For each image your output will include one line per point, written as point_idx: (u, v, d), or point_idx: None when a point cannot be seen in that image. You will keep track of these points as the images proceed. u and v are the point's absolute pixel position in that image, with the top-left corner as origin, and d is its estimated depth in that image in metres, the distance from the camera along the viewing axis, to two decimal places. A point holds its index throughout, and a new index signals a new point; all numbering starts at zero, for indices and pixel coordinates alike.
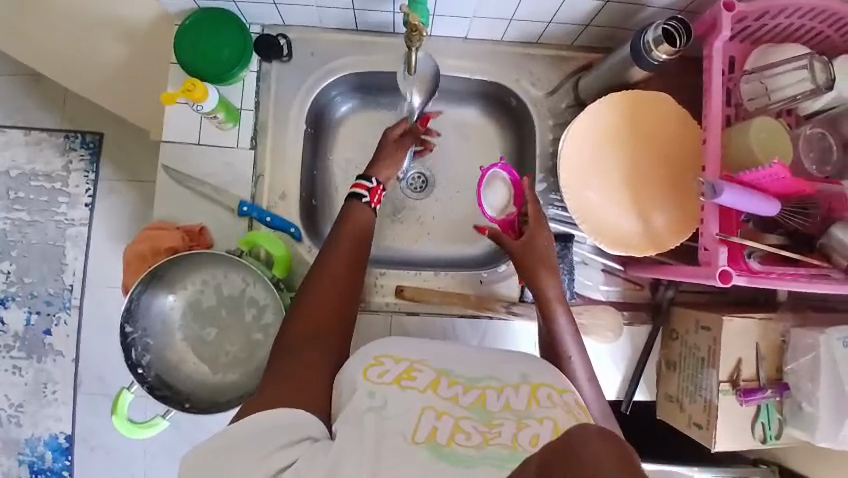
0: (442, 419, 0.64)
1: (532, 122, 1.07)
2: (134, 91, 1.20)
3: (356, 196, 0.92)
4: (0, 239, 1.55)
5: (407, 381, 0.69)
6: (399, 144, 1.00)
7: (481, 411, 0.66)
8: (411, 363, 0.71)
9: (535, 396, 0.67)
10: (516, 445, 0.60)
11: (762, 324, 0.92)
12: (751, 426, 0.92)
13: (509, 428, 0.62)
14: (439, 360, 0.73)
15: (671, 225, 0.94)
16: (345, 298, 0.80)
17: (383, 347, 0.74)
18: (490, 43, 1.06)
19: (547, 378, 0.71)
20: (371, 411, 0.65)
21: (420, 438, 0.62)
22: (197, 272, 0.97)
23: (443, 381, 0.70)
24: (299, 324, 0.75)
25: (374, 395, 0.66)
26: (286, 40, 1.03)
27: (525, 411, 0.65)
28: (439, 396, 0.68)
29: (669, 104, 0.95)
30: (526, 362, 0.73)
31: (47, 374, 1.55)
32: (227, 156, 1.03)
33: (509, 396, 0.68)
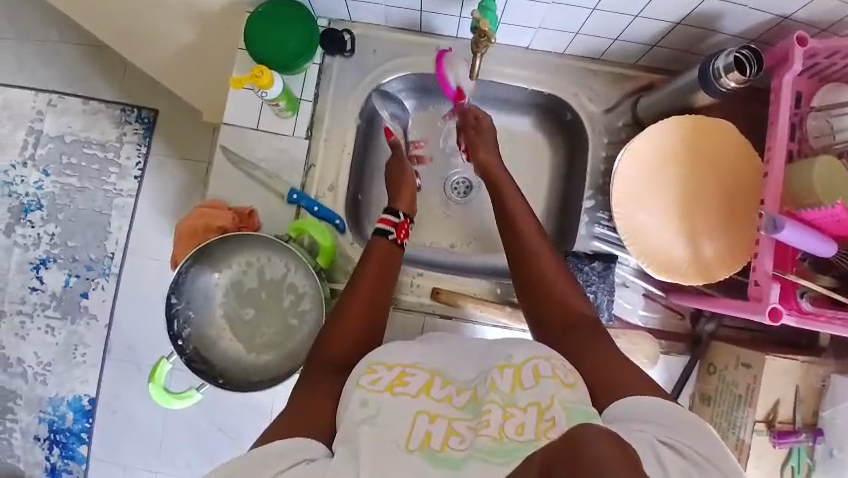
0: (435, 422, 0.68)
1: (586, 137, 1.06)
2: (199, 72, 1.24)
3: (383, 232, 0.90)
4: (50, 202, 1.62)
5: (401, 387, 0.71)
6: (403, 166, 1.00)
7: (474, 407, 0.69)
8: (404, 368, 0.74)
9: (519, 378, 0.68)
10: (503, 436, 0.63)
11: (805, 366, 0.89)
12: (780, 469, 0.90)
13: (497, 416, 0.65)
14: (431, 362, 0.76)
15: (720, 255, 0.93)
16: (377, 302, 0.85)
17: (381, 352, 0.76)
18: (551, 55, 1.06)
19: (533, 351, 0.71)
20: (365, 422, 0.67)
21: (414, 445, 0.66)
22: (242, 252, 0.99)
23: (436, 381, 0.73)
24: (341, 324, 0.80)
25: (367, 405, 0.69)
26: (351, 36, 1.05)
27: (510, 396, 0.66)
28: (432, 398, 0.71)
29: (730, 132, 0.94)
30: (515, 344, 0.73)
31: (79, 336, 1.60)
32: (281, 142, 1.05)
33: (495, 378, 0.69)
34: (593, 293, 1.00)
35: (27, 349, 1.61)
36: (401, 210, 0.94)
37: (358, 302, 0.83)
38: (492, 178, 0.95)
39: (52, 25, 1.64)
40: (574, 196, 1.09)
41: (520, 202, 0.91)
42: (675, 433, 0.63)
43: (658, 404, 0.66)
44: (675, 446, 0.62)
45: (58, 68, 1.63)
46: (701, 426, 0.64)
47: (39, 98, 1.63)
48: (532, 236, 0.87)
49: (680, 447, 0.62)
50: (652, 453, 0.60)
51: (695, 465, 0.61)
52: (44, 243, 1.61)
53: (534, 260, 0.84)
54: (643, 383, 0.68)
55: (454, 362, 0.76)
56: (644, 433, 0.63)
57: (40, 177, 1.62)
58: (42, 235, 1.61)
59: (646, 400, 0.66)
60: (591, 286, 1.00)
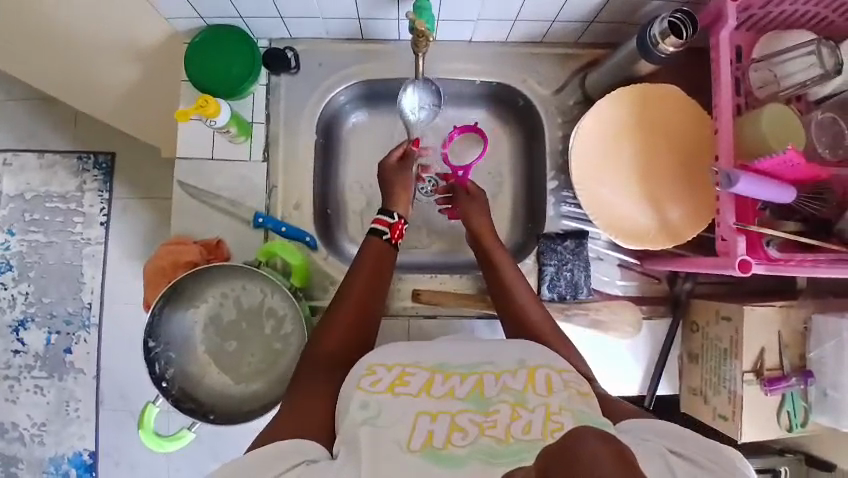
0: (437, 420, 0.67)
1: (541, 120, 1.07)
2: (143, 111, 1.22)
3: (378, 233, 0.92)
4: (19, 261, 1.58)
5: (402, 387, 0.71)
6: (399, 167, 1.00)
7: (479, 401, 0.70)
8: (404, 368, 0.74)
9: (532, 380, 0.72)
10: (509, 436, 0.65)
11: (783, 311, 0.91)
12: (776, 416, 0.92)
13: (505, 415, 0.67)
14: (432, 359, 0.76)
15: (685, 218, 0.95)
16: (382, 281, 0.89)
17: (379, 355, 0.76)
18: (495, 45, 1.07)
19: (544, 361, 0.75)
20: (365, 423, 0.67)
21: (415, 445, 0.65)
22: (215, 285, 0.98)
23: (437, 378, 0.73)
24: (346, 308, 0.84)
25: (367, 406, 0.69)
26: (293, 53, 1.05)
27: (522, 394, 0.69)
28: (432, 397, 0.70)
29: (677, 96, 0.96)
30: (493, 355, 0.77)
31: (69, 392, 1.57)
32: (241, 168, 1.04)
33: (507, 381, 0.72)
34: (570, 270, 1.02)
35: (20, 413, 1.57)
36: (397, 210, 0.96)
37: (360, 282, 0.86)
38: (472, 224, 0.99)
39: None
40: (538, 179, 1.10)
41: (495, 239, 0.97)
42: (676, 443, 0.65)
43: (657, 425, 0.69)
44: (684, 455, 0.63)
45: (7, 125, 1.60)
46: (702, 439, 0.65)
47: None
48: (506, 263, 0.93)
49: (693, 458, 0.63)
50: (660, 459, 0.61)
51: (706, 470, 0.61)
52: (20, 304, 1.58)
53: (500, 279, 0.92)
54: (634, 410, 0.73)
55: (455, 358, 0.77)
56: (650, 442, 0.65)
57: (5, 236, 1.58)
58: (16, 296, 1.58)
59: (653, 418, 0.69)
60: (566, 264, 1.02)
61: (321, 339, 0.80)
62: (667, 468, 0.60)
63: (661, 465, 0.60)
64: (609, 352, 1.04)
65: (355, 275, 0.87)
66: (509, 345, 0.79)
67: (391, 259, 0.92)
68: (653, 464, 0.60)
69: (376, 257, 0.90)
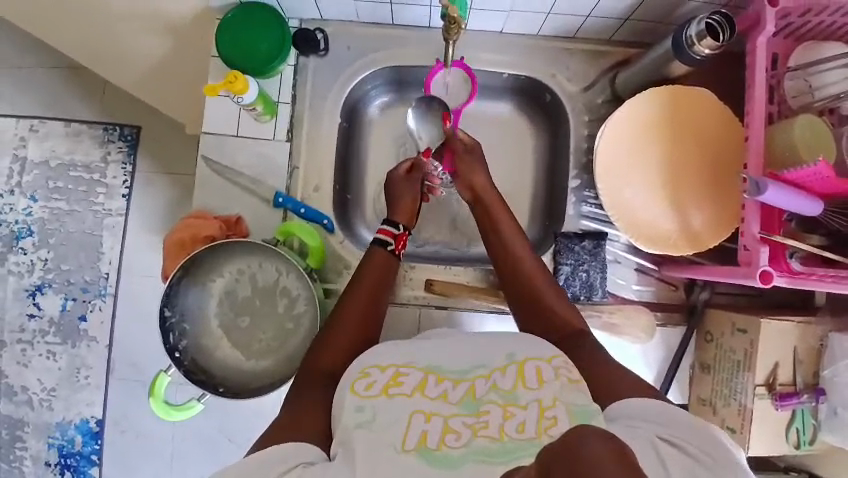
0: (431, 421, 0.68)
1: (566, 117, 1.06)
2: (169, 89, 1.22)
3: (383, 243, 0.91)
4: (40, 227, 1.61)
5: (395, 387, 0.71)
6: (409, 180, 0.97)
7: (470, 403, 0.69)
8: (397, 368, 0.74)
9: (522, 375, 0.71)
10: (503, 435, 0.65)
11: (801, 327, 0.90)
12: (785, 432, 0.91)
13: (496, 416, 0.67)
14: (426, 358, 0.76)
15: (709, 225, 0.93)
16: (385, 279, 0.88)
17: (373, 356, 0.76)
18: (526, 38, 1.06)
19: (535, 352, 0.74)
20: (360, 427, 0.68)
21: (410, 445, 0.66)
22: (232, 261, 0.99)
23: (430, 379, 0.72)
24: (355, 301, 0.85)
25: (362, 410, 0.69)
26: (323, 35, 1.05)
27: (511, 394, 0.69)
28: (427, 397, 0.70)
29: (709, 101, 0.94)
30: (508, 341, 0.77)
31: (81, 359, 1.59)
32: (263, 147, 1.04)
33: (496, 379, 0.71)
34: (586, 271, 1.01)
35: (31, 377, 1.60)
36: (402, 222, 0.95)
37: (370, 277, 0.87)
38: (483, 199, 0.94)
39: (27, 49, 1.63)
40: (560, 177, 1.09)
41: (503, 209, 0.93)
42: (673, 430, 0.64)
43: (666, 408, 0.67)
44: (676, 443, 0.63)
45: (37, 93, 1.62)
46: (703, 426, 0.64)
47: (21, 124, 1.62)
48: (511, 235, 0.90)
49: (684, 446, 0.63)
50: (653, 451, 0.62)
51: (697, 461, 0.61)
52: (38, 269, 1.61)
53: (508, 252, 0.89)
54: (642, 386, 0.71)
55: (451, 358, 0.76)
56: (639, 430, 0.64)
57: (28, 202, 1.61)
58: (35, 261, 1.61)
59: (649, 404, 0.67)
60: (583, 265, 1.01)
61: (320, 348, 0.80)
62: (658, 461, 0.61)
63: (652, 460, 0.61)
64: (620, 356, 1.03)
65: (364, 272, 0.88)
66: (507, 338, 0.77)
67: (392, 270, 0.90)
68: (647, 458, 0.61)
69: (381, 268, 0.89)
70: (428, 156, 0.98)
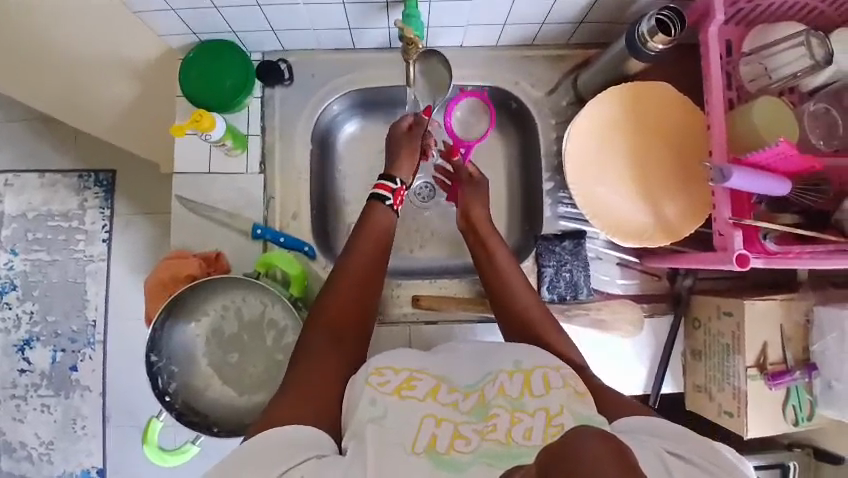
0: (441, 425, 0.67)
1: (534, 122, 1.08)
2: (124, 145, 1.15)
3: (380, 197, 0.93)
4: (23, 281, 1.59)
5: (408, 391, 0.71)
6: (410, 135, 1.00)
7: (480, 409, 0.69)
8: (411, 372, 0.73)
9: (529, 383, 0.71)
10: (509, 440, 0.65)
11: (785, 304, 0.91)
12: (782, 410, 0.91)
13: (504, 421, 0.67)
14: (438, 367, 0.75)
15: (683, 214, 0.94)
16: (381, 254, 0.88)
17: (386, 357, 0.75)
18: (487, 49, 1.08)
19: (542, 359, 0.74)
20: (372, 421, 0.67)
21: (420, 447, 0.65)
22: (215, 298, 0.98)
23: (443, 387, 0.72)
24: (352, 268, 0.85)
25: (375, 404, 0.68)
26: (287, 65, 1.05)
27: (518, 401, 0.69)
28: (438, 402, 0.70)
29: (668, 93, 0.96)
30: (490, 355, 0.76)
31: (76, 409, 1.57)
32: (238, 181, 1.04)
33: (505, 383, 0.71)
34: (569, 271, 1.02)
35: (28, 431, 1.57)
36: (399, 177, 0.97)
37: (364, 244, 0.87)
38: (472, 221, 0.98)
39: None
40: (534, 181, 1.10)
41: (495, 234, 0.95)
42: (673, 443, 0.65)
43: (659, 424, 0.68)
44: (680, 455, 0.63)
45: (8, 146, 1.61)
46: (703, 439, 0.66)
47: None
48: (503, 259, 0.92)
49: (687, 456, 0.63)
50: (656, 458, 0.62)
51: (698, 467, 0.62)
52: (25, 323, 1.58)
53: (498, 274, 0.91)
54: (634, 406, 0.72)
55: (460, 365, 0.76)
56: (648, 442, 0.64)
57: (9, 257, 1.59)
58: (21, 315, 1.58)
59: (658, 421, 0.68)
60: (565, 265, 1.02)
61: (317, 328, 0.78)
62: (666, 472, 0.60)
63: (657, 466, 0.61)
64: (611, 352, 1.03)
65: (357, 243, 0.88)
66: (510, 347, 0.78)
67: (392, 232, 0.91)
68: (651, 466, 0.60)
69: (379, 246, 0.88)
70: (429, 114, 1.02)
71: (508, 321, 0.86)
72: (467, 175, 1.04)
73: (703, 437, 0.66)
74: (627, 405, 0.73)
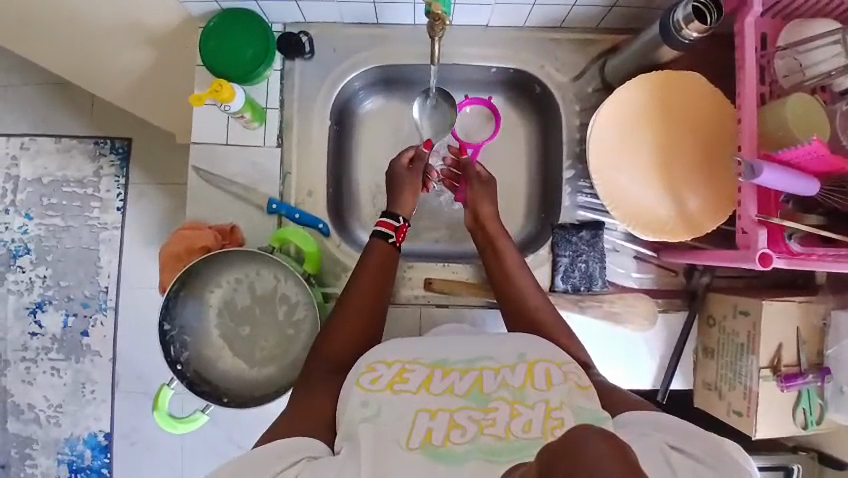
0: (437, 417, 0.67)
1: (557, 108, 1.06)
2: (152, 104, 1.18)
3: (384, 235, 0.91)
4: (37, 245, 1.60)
5: (401, 384, 0.71)
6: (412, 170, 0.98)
7: (478, 397, 0.69)
8: (404, 364, 0.73)
9: (531, 374, 0.71)
10: (509, 434, 0.65)
11: (803, 306, 0.89)
12: (792, 413, 0.90)
13: (504, 414, 0.67)
14: (431, 355, 0.75)
15: (705, 209, 0.93)
16: (391, 260, 0.89)
17: (380, 352, 0.75)
18: (513, 30, 1.05)
19: (545, 353, 0.74)
20: (366, 421, 0.67)
21: (414, 443, 0.65)
22: (229, 270, 0.98)
23: (437, 374, 0.72)
24: (366, 278, 0.86)
25: (367, 404, 0.68)
26: (308, 37, 1.03)
27: (519, 392, 0.69)
28: (431, 394, 0.70)
29: (698, 83, 0.93)
30: (499, 345, 0.76)
31: (86, 374, 1.59)
32: (254, 154, 1.03)
33: (505, 375, 0.72)
34: (585, 262, 1.01)
35: (37, 394, 1.60)
36: (403, 214, 0.95)
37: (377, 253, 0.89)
38: (482, 219, 0.96)
39: (13, 66, 1.61)
40: (554, 168, 1.08)
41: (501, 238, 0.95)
42: (678, 439, 0.65)
43: (664, 420, 0.67)
44: (681, 448, 0.63)
45: (26, 110, 1.61)
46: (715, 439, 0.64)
47: (11, 142, 1.61)
48: (511, 256, 0.92)
49: (690, 451, 0.63)
50: (658, 454, 0.62)
51: (701, 462, 0.62)
52: (38, 287, 1.60)
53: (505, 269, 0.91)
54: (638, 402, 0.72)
55: (457, 353, 0.76)
56: (651, 436, 0.65)
57: (24, 221, 1.60)
58: (34, 279, 1.60)
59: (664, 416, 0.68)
60: (581, 256, 1.01)
61: (330, 332, 0.81)
62: (667, 466, 0.61)
63: (659, 464, 0.61)
64: (622, 345, 1.03)
65: (374, 249, 0.89)
66: (512, 338, 0.77)
67: (395, 258, 0.91)
68: (651, 463, 0.61)
69: (385, 253, 0.89)
70: (428, 146, 1.01)
71: (510, 314, 0.87)
72: (477, 175, 1.00)
73: (709, 433, 0.64)
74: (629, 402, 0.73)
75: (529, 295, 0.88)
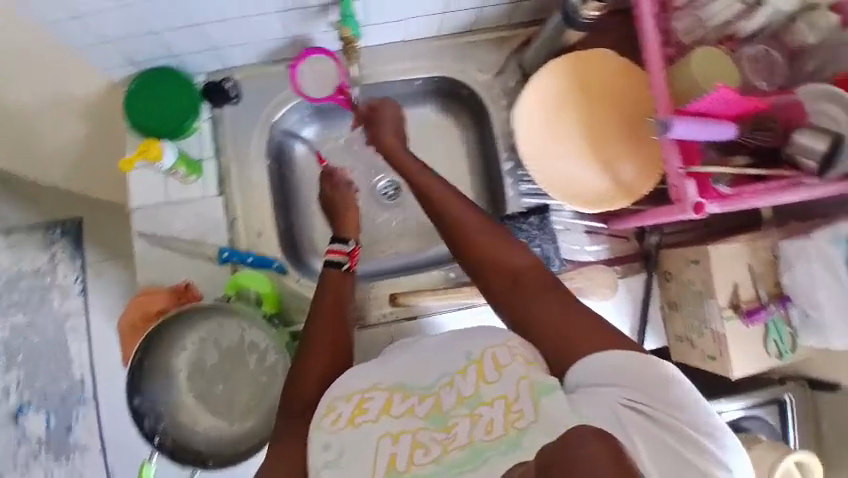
0: (399, 441, 0.70)
1: (486, 105, 1.09)
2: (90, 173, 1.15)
3: (336, 263, 0.89)
4: (3, 347, 1.55)
5: (361, 415, 0.73)
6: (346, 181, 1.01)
7: (437, 417, 0.71)
8: (362, 394, 0.75)
9: (482, 374, 0.72)
10: (471, 439, 0.67)
11: (751, 243, 0.92)
12: (763, 343, 0.92)
13: (464, 425, 0.69)
14: (393, 376, 0.76)
15: (638, 174, 0.96)
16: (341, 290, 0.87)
17: (338, 387, 0.77)
18: (429, 40, 1.08)
19: (490, 339, 0.75)
20: (328, 466, 0.71)
21: (381, 470, 0.68)
22: (190, 330, 0.97)
23: (396, 397, 0.74)
24: (322, 316, 0.84)
25: (329, 447, 0.71)
26: (232, 82, 1.04)
27: (475, 397, 0.70)
28: (393, 417, 0.72)
29: (606, 61, 0.97)
30: (465, 338, 0.77)
31: (78, 470, 1.53)
32: (198, 208, 1.03)
33: (458, 384, 0.72)
34: (538, 246, 1.04)
35: None
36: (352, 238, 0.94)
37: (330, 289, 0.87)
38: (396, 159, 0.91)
39: None
40: (494, 162, 1.11)
41: (424, 168, 0.89)
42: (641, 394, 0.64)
43: (633, 366, 0.65)
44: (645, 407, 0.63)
45: None
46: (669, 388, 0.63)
47: None
48: (434, 183, 0.86)
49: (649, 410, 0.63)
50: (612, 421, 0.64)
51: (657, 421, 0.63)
52: (12, 391, 1.55)
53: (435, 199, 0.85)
54: (607, 336, 0.68)
55: (414, 368, 0.77)
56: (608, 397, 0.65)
57: None
58: (7, 383, 1.55)
59: (632, 357, 0.65)
60: (534, 240, 1.04)
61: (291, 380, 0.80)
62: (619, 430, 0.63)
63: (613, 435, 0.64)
64: None
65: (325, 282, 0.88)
66: (467, 333, 0.78)
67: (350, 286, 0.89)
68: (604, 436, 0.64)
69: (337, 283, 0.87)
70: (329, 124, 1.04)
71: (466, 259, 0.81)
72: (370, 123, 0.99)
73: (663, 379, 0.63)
74: (580, 339, 0.69)
75: (471, 229, 0.81)
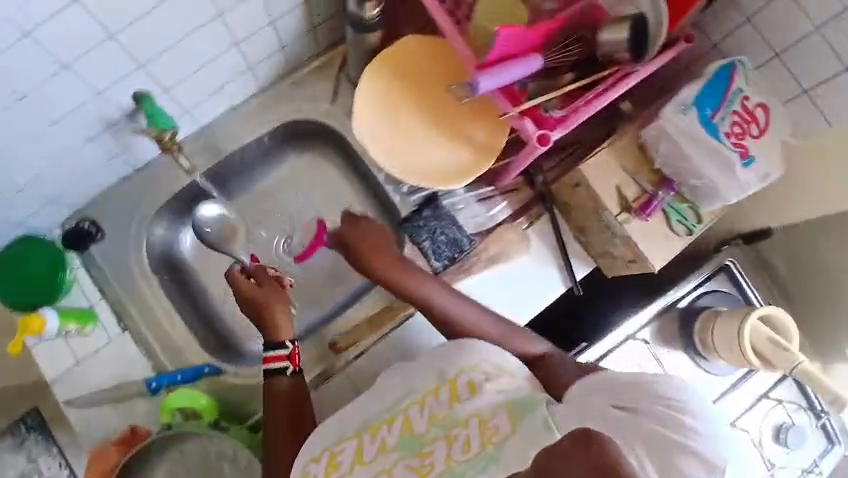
0: None
1: (336, 131, 1.10)
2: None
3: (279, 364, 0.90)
4: None
5: (335, 471, 0.77)
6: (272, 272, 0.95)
7: (410, 442, 0.76)
8: (332, 451, 0.80)
9: (456, 394, 0.78)
10: (450, 463, 0.72)
11: (615, 145, 0.95)
12: (672, 229, 0.95)
13: (440, 450, 0.74)
14: (360, 420, 0.82)
15: (488, 132, 0.98)
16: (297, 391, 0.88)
17: (307, 452, 0.82)
18: (257, 97, 1.09)
19: (469, 364, 0.80)
20: None
21: None
22: (159, 463, 0.94)
23: (367, 439, 0.79)
24: (275, 404, 0.87)
25: None
26: (89, 221, 1.04)
27: (451, 416, 0.76)
28: (366, 465, 0.76)
29: (410, 49, 1.00)
30: (439, 360, 0.82)
31: None
32: (111, 352, 1.01)
33: (433, 406, 0.78)
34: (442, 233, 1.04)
35: None
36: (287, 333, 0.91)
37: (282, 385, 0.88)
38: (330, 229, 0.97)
39: None
40: (369, 178, 1.12)
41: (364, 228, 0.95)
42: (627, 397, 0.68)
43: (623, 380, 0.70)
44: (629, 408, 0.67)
45: None
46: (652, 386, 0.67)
47: None
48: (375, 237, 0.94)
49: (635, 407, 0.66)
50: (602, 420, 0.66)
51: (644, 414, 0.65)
52: None
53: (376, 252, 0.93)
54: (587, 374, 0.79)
55: (379, 404, 0.82)
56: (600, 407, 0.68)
57: None
58: None
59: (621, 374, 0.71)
60: (437, 231, 1.04)
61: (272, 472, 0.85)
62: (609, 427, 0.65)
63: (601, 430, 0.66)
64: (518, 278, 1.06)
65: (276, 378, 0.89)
66: (433, 358, 0.83)
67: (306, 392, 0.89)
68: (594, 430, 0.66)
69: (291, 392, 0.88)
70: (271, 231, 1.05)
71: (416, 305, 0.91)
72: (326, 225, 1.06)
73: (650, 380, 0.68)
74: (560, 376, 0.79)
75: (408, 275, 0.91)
